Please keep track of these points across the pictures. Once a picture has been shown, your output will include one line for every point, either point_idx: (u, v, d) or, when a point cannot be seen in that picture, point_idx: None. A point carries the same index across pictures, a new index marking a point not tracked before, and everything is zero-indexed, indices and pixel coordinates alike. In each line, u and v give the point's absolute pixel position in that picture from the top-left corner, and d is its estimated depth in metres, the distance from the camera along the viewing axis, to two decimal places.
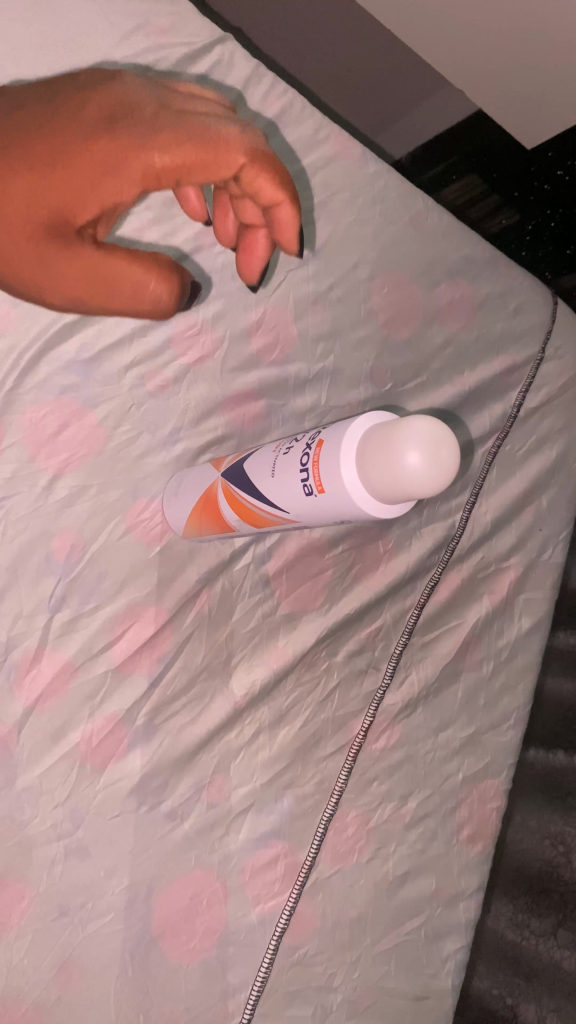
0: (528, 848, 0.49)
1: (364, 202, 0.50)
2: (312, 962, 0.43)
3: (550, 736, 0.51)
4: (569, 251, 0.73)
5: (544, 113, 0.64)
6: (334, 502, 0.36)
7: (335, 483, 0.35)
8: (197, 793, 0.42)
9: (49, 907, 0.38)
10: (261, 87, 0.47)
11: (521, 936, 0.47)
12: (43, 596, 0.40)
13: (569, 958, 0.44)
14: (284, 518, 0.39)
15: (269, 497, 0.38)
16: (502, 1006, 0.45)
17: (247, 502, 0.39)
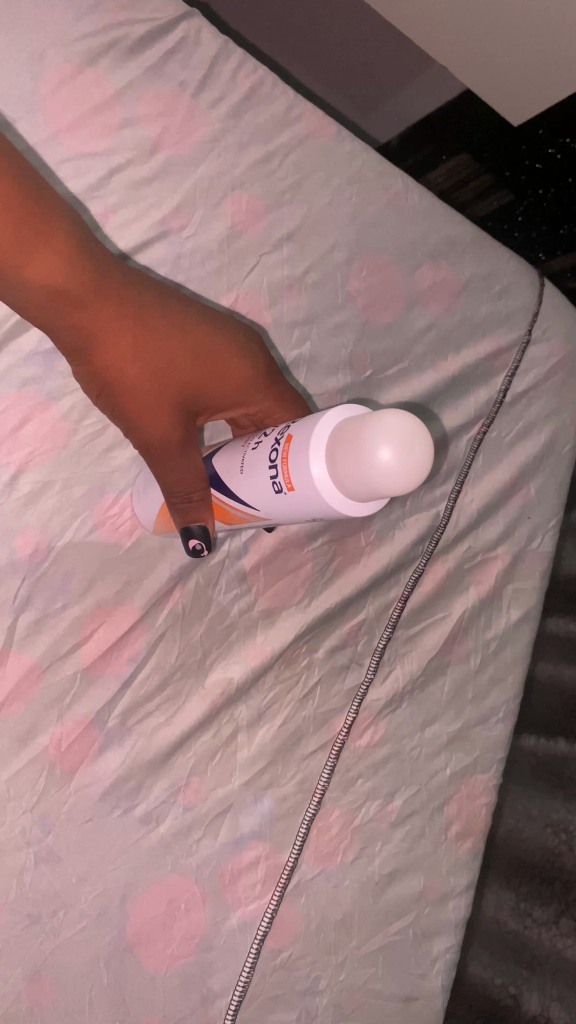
0: (530, 836, 0.47)
1: (341, 181, 0.49)
2: (295, 966, 0.41)
3: (551, 723, 0.49)
4: (563, 231, 0.71)
5: (533, 99, 0.63)
6: (305, 500, 0.36)
7: (304, 481, 0.35)
8: (173, 796, 0.41)
9: (19, 915, 0.37)
10: (229, 65, 0.45)
11: (523, 924, 0.45)
12: (6, 596, 0.39)
13: (571, 947, 0.42)
14: (256, 515, 0.39)
15: (242, 498, 0.39)
16: (505, 996, 0.44)
17: (221, 500, 0.40)
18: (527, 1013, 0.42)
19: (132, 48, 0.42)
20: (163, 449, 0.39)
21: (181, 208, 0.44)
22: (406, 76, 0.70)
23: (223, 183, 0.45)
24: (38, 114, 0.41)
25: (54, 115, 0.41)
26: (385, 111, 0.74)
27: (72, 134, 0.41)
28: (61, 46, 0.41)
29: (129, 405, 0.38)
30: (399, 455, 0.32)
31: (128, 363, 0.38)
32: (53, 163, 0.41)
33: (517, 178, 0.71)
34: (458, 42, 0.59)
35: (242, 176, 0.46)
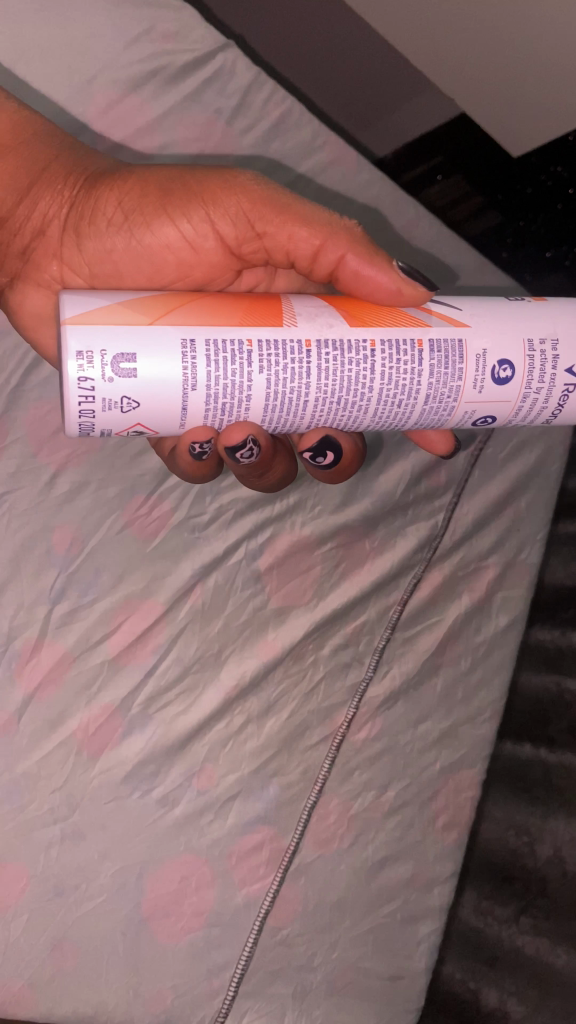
0: (494, 837, 0.48)
1: (358, 208, 0.51)
2: (293, 943, 0.44)
3: (522, 730, 0.49)
4: (549, 252, 0.66)
5: (521, 128, 0.61)
6: (555, 318, 0.37)
7: (565, 311, 0.37)
8: (188, 780, 0.44)
9: (45, 887, 0.41)
10: (261, 94, 0.48)
11: (484, 921, 0.46)
12: (43, 588, 0.44)
13: (530, 944, 0.44)
14: (468, 322, 0.36)
15: (484, 304, 0.37)
16: (465, 992, 0.45)
17: (451, 313, 0.36)
18: (486, 1009, 0.44)
19: (173, 76, 0.46)
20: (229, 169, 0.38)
21: None
22: (413, 89, 0.64)
23: None
24: (87, 142, 0.45)
25: (102, 133, 0.45)
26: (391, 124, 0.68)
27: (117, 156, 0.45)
28: (108, 72, 0.44)
29: (174, 172, 0.38)
30: None
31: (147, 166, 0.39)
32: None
33: (510, 203, 0.66)
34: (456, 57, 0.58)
35: None
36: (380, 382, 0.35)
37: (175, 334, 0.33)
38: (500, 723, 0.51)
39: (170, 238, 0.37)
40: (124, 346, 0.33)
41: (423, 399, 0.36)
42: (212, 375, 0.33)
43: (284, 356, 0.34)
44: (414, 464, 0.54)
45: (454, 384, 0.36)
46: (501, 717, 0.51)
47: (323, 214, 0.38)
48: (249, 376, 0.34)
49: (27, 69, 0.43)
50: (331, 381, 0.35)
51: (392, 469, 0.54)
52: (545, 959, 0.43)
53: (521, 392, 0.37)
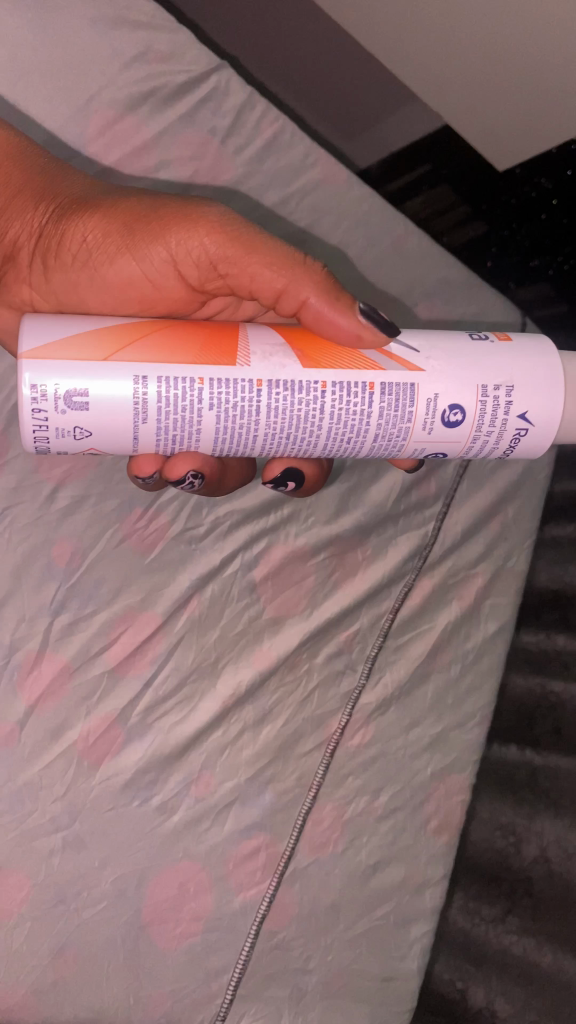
0: (481, 840, 0.49)
1: (349, 224, 0.52)
2: (289, 946, 0.44)
3: (512, 733, 0.51)
4: (534, 262, 0.67)
5: (510, 142, 0.61)
6: (512, 361, 0.38)
7: (530, 353, 0.38)
8: (186, 788, 0.45)
9: (47, 895, 0.42)
10: (255, 113, 0.49)
11: (472, 922, 0.48)
12: (44, 601, 0.45)
13: (516, 943, 0.45)
14: (419, 365, 0.38)
15: (443, 347, 0.38)
16: (453, 991, 0.46)
17: (407, 357, 0.38)
18: (473, 1007, 0.45)
19: (170, 97, 0.47)
20: (196, 205, 0.38)
21: None
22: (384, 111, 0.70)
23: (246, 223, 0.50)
24: (85, 160, 0.46)
25: (99, 155, 0.46)
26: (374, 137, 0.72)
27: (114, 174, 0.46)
28: (106, 92, 0.45)
29: (139, 209, 0.38)
30: None
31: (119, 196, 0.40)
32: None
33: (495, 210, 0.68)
34: (437, 73, 0.58)
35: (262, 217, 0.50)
36: (327, 421, 0.37)
37: (128, 376, 0.35)
38: (491, 726, 0.52)
39: (130, 273, 0.39)
40: (77, 386, 0.35)
41: (372, 437, 0.38)
42: (162, 414, 0.36)
43: (234, 398, 0.36)
44: (405, 474, 0.55)
45: (403, 426, 0.38)
46: (491, 720, 0.52)
47: (285, 255, 0.39)
48: (197, 418, 0.36)
49: (26, 91, 0.44)
50: (280, 420, 0.37)
51: (383, 480, 0.54)
52: (531, 957, 0.44)
53: (471, 432, 0.39)
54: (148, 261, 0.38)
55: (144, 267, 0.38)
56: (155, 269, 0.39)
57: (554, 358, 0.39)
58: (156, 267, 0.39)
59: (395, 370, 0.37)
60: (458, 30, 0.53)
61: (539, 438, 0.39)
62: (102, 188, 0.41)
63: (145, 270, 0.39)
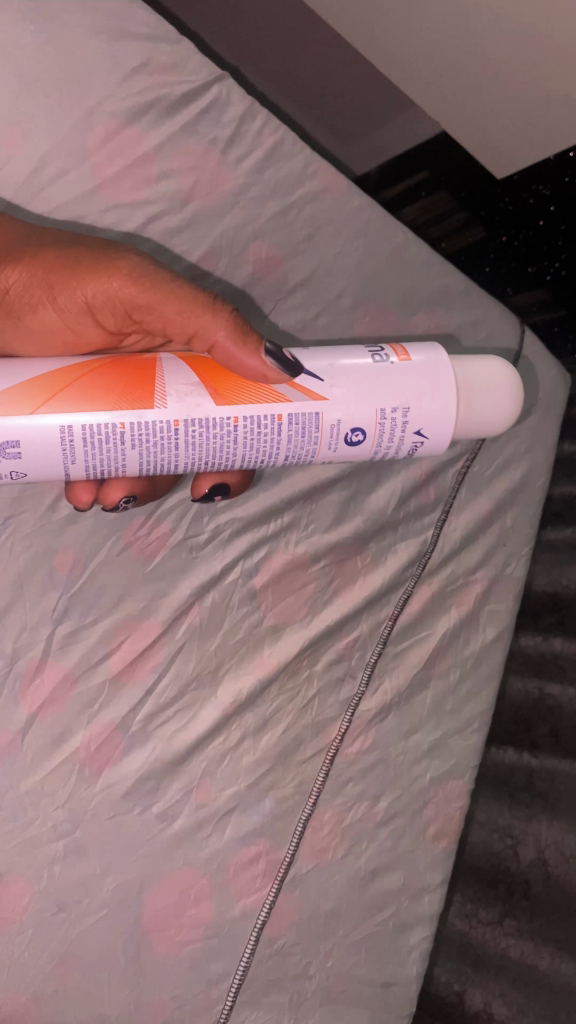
0: (479, 843, 0.50)
1: (350, 233, 0.53)
2: (289, 952, 0.44)
3: (510, 736, 0.52)
4: (532, 267, 0.67)
5: (517, 154, 0.61)
6: (410, 382, 0.41)
7: (429, 373, 0.42)
8: (186, 795, 0.45)
9: (49, 903, 0.42)
10: (256, 123, 0.49)
11: (469, 924, 0.48)
12: (46, 609, 0.45)
13: (514, 945, 0.46)
14: (322, 391, 0.41)
15: (347, 372, 0.41)
16: (450, 994, 0.47)
17: (312, 385, 0.40)
18: (471, 1009, 0.45)
19: (171, 108, 0.47)
20: (112, 255, 0.40)
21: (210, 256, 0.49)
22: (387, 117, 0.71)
23: (246, 233, 0.50)
24: (87, 170, 0.46)
25: (101, 166, 0.46)
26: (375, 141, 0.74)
27: (116, 185, 0.47)
28: (108, 103, 0.45)
29: (57, 259, 0.39)
30: (507, 416, 0.45)
31: (37, 245, 0.41)
32: (98, 211, 0.46)
33: (493, 220, 0.68)
34: (439, 89, 0.58)
35: (263, 225, 0.50)
36: (241, 449, 0.41)
37: (55, 425, 0.38)
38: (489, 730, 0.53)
39: (51, 320, 0.40)
40: (11, 438, 0.37)
41: (283, 455, 0.42)
42: (90, 454, 0.39)
43: (154, 436, 0.39)
44: (404, 482, 0.55)
45: (309, 445, 0.42)
46: (490, 724, 0.53)
47: (198, 300, 0.40)
48: (121, 454, 0.39)
49: (28, 102, 0.44)
50: (196, 451, 0.40)
51: (382, 488, 0.54)
52: (529, 961, 0.44)
53: (372, 447, 0.43)
54: (65, 308, 0.39)
55: (62, 314, 0.40)
56: (72, 316, 0.40)
57: (448, 377, 0.42)
58: (74, 314, 0.40)
59: (301, 399, 0.40)
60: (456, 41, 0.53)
61: (435, 441, 0.44)
62: (25, 233, 0.42)
63: (62, 316, 0.40)
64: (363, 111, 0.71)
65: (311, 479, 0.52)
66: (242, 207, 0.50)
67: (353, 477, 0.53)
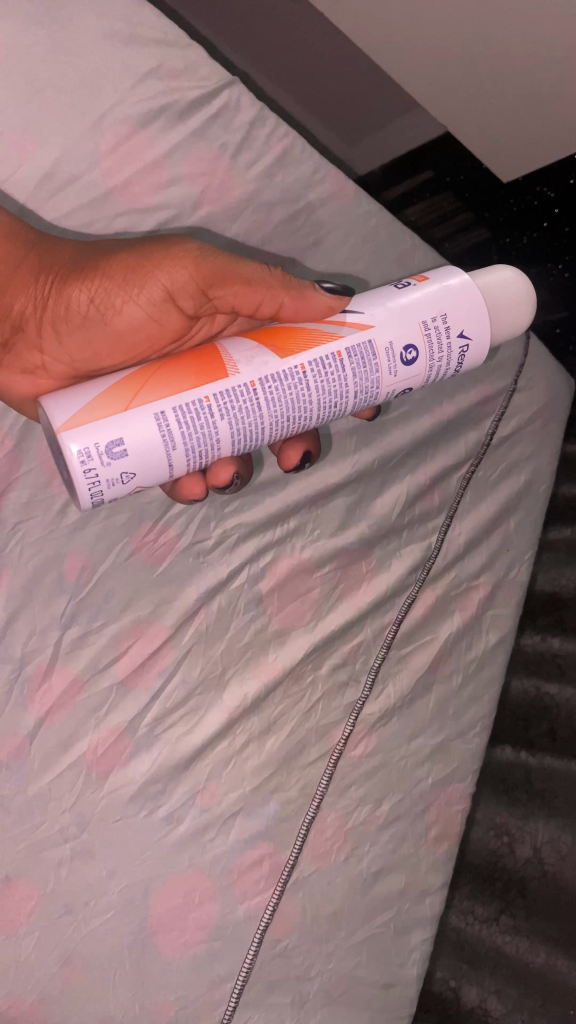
0: (476, 842, 0.50)
1: (357, 239, 0.53)
2: (291, 954, 0.45)
3: (511, 735, 0.52)
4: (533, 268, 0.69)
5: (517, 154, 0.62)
6: (440, 295, 0.42)
7: (455, 290, 0.42)
8: (192, 798, 0.46)
9: (56, 905, 0.42)
10: (265, 129, 0.49)
11: (465, 921, 0.48)
12: (55, 614, 0.46)
13: (509, 943, 0.45)
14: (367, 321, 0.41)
15: (380, 299, 0.42)
16: (446, 991, 0.47)
17: (354, 317, 0.41)
18: (466, 1007, 0.45)
19: (182, 113, 0.47)
20: (177, 243, 0.41)
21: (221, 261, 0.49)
22: (386, 117, 0.67)
23: (254, 238, 0.50)
24: (97, 178, 0.46)
25: (111, 172, 0.46)
26: (378, 142, 0.69)
27: (126, 191, 0.47)
28: (119, 109, 0.45)
29: (130, 256, 0.40)
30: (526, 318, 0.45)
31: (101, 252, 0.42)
32: (107, 218, 0.47)
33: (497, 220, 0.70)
34: (446, 98, 0.58)
35: (271, 231, 0.51)
36: (317, 397, 0.41)
37: (148, 412, 0.38)
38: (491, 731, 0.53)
39: (136, 316, 0.41)
40: (114, 437, 0.38)
41: (354, 398, 0.42)
42: (185, 433, 0.39)
43: (236, 401, 0.39)
44: (409, 488, 0.55)
45: (373, 378, 0.41)
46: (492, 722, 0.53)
47: (266, 275, 0.42)
48: (214, 428, 0.39)
49: (40, 107, 0.44)
50: (280, 411, 0.40)
51: (387, 494, 0.54)
52: (523, 957, 0.44)
53: (427, 366, 0.42)
54: (148, 300, 0.40)
55: (144, 307, 0.41)
56: (154, 308, 0.41)
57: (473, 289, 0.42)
58: (158, 306, 0.41)
59: (355, 334, 0.41)
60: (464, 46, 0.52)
61: (479, 350, 0.43)
62: (90, 248, 0.43)
63: (145, 307, 0.41)
64: (362, 106, 0.67)
65: (318, 484, 0.53)
66: (251, 214, 0.50)
67: (358, 482, 0.54)
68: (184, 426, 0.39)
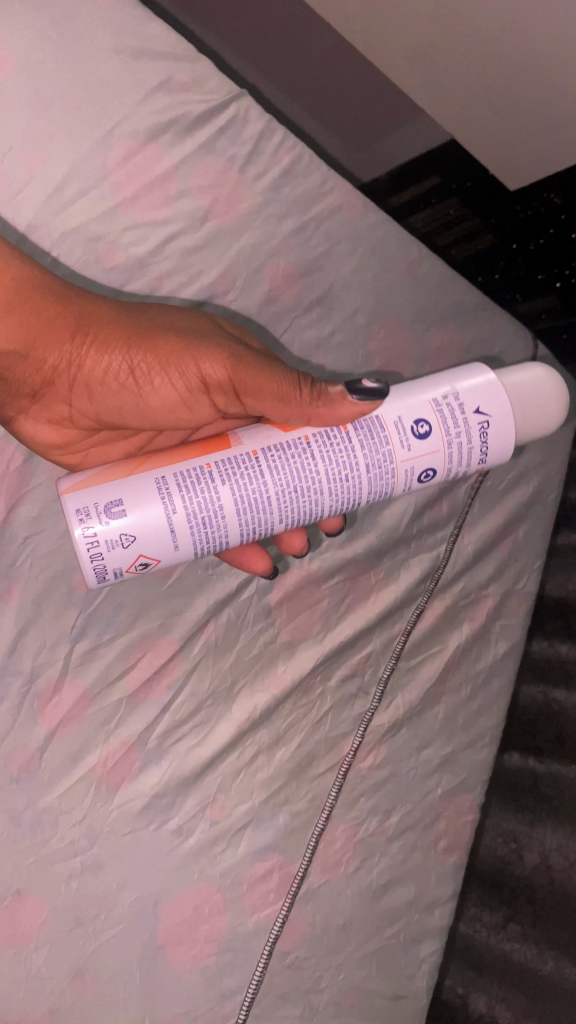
0: (483, 847, 0.50)
1: (365, 250, 0.53)
2: (301, 966, 0.44)
3: (523, 742, 0.51)
4: (541, 276, 0.68)
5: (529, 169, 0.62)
6: (452, 386, 0.41)
7: (471, 384, 0.41)
8: (201, 810, 0.46)
9: (66, 918, 0.43)
10: (272, 141, 0.49)
11: (473, 929, 0.48)
12: (66, 627, 0.46)
13: (517, 951, 0.45)
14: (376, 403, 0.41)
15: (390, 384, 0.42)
16: (454, 998, 0.46)
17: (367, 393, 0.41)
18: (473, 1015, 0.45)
19: (190, 126, 0.47)
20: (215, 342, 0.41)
21: (227, 275, 0.49)
22: (395, 124, 0.69)
23: (263, 250, 0.50)
24: (107, 191, 0.46)
25: (120, 186, 0.46)
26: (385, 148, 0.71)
27: (135, 204, 0.47)
28: (127, 123, 0.46)
29: (169, 341, 0.41)
30: (558, 408, 0.44)
31: (142, 326, 0.42)
32: (116, 231, 0.47)
33: (503, 227, 0.68)
34: (457, 109, 0.58)
35: (279, 243, 0.50)
36: (323, 467, 0.40)
37: (149, 478, 0.40)
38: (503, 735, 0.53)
39: (168, 397, 0.42)
40: (113, 497, 0.39)
41: (366, 475, 0.41)
42: (186, 498, 0.39)
43: (238, 469, 0.40)
44: (417, 498, 0.54)
45: (384, 452, 0.41)
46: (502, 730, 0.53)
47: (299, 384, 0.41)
48: (215, 496, 0.39)
49: (49, 125, 0.45)
50: (284, 481, 0.40)
51: (395, 504, 0.54)
52: (531, 967, 0.44)
53: (445, 445, 0.41)
54: (180, 385, 0.42)
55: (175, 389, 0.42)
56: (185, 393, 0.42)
57: (487, 377, 0.42)
58: (187, 391, 0.42)
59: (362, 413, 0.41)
60: (472, 46, 0.51)
61: (503, 433, 0.41)
62: (128, 314, 0.43)
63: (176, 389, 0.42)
64: (370, 117, 0.69)
65: None
66: (259, 224, 0.50)
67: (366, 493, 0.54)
68: (188, 487, 0.39)
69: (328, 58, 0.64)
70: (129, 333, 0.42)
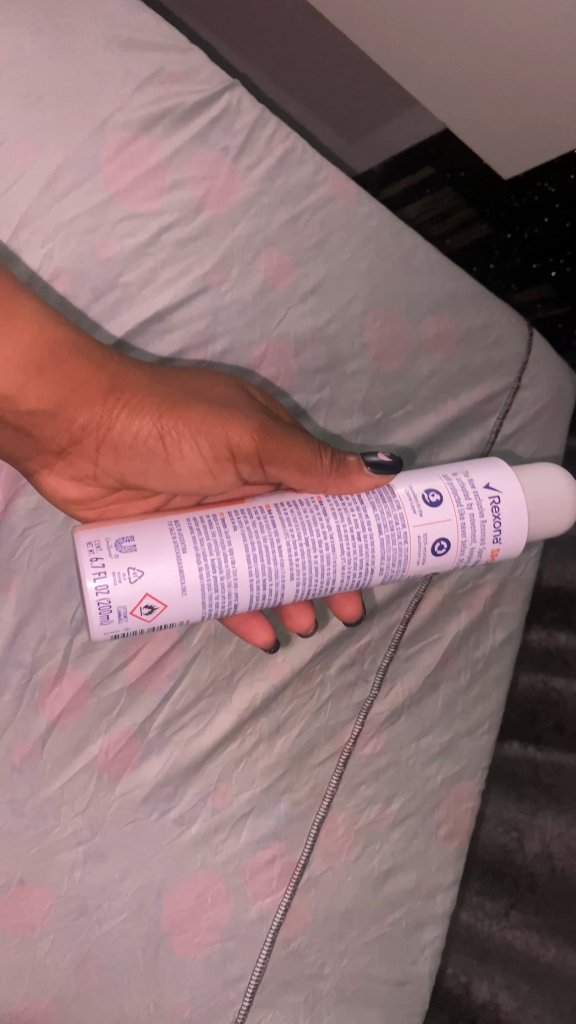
0: (484, 835, 0.50)
1: (359, 240, 0.53)
2: (304, 952, 0.45)
3: (522, 729, 0.52)
4: (535, 266, 0.69)
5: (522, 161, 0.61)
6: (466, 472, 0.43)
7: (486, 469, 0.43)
8: (203, 799, 0.46)
9: (70, 906, 0.43)
10: (266, 131, 0.50)
11: (475, 916, 0.48)
12: (64, 619, 0.45)
13: (520, 939, 0.46)
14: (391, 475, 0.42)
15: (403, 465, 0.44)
16: (456, 984, 0.47)
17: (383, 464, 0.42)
18: (476, 1002, 0.45)
19: (183, 117, 0.47)
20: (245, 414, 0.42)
21: (221, 266, 0.49)
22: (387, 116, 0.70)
23: (257, 240, 0.50)
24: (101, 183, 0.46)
25: (114, 177, 0.46)
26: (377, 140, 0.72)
27: (128, 195, 0.47)
28: (120, 114, 0.46)
29: (200, 407, 0.42)
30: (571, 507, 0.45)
31: (174, 392, 0.42)
32: (111, 222, 0.46)
33: (498, 216, 0.68)
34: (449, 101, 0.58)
35: (274, 234, 0.50)
36: (336, 527, 0.41)
37: (163, 525, 0.40)
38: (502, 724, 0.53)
39: (195, 464, 0.42)
40: (125, 534, 0.39)
41: (379, 540, 0.41)
42: (197, 539, 0.39)
43: (251, 520, 0.40)
44: None
45: (396, 518, 0.41)
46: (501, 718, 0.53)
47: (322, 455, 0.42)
48: (227, 542, 0.39)
49: (42, 114, 0.44)
50: (295, 535, 0.40)
51: None
52: (535, 953, 0.45)
53: (457, 520, 0.41)
54: (208, 451, 0.42)
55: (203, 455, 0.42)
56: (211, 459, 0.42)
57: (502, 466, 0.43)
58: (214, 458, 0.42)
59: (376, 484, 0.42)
60: (465, 39, 0.51)
61: (513, 508, 0.42)
62: (158, 376, 0.43)
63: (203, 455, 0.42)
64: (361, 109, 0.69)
65: None
66: (253, 215, 0.50)
67: None
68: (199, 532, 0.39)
69: (320, 53, 0.64)
70: (160, 398, 0.42)
